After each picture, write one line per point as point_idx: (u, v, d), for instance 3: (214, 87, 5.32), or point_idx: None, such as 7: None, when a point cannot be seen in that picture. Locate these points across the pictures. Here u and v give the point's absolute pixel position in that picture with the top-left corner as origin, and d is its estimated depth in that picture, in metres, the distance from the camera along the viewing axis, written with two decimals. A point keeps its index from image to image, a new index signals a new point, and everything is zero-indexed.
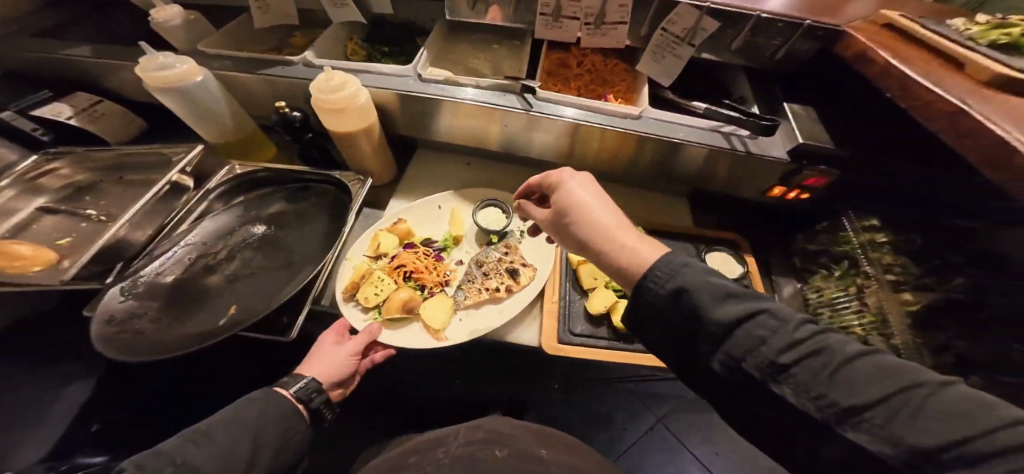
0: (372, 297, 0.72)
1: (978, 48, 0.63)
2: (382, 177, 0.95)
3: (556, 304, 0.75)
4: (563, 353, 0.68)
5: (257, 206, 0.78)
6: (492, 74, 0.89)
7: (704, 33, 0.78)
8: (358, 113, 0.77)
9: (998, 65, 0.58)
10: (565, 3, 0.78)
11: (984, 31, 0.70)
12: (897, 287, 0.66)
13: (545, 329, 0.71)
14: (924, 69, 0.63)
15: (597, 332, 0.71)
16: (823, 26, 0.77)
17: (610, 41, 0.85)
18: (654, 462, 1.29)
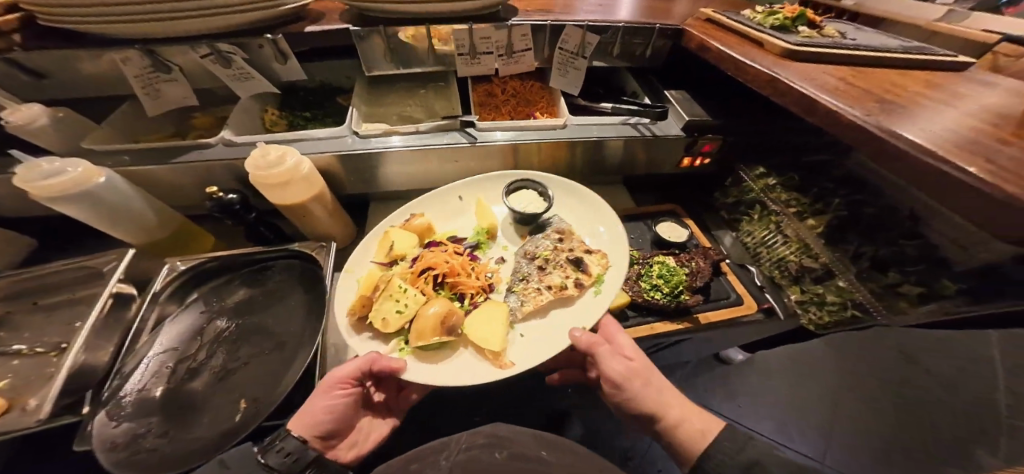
0: (394, 317, 0.66)
1: (767, 31, 0.86)
2: (343, 238, 0.97)
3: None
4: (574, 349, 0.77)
5: (219, 298, 0.80)
6: (427, 117, 0.93)
7: (591, 46, 0.95)
8: (305, 181, 0.75)
9: (782, 41, 0.81)
10: (479, 42, 0.87)
11: (764, 18, 0.95)
12: (802, 216, 0.90)
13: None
14: (742, 50, 0.84)
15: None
16: (669, 27, 0.97)
17: (522, 66, 0.98)
18: None
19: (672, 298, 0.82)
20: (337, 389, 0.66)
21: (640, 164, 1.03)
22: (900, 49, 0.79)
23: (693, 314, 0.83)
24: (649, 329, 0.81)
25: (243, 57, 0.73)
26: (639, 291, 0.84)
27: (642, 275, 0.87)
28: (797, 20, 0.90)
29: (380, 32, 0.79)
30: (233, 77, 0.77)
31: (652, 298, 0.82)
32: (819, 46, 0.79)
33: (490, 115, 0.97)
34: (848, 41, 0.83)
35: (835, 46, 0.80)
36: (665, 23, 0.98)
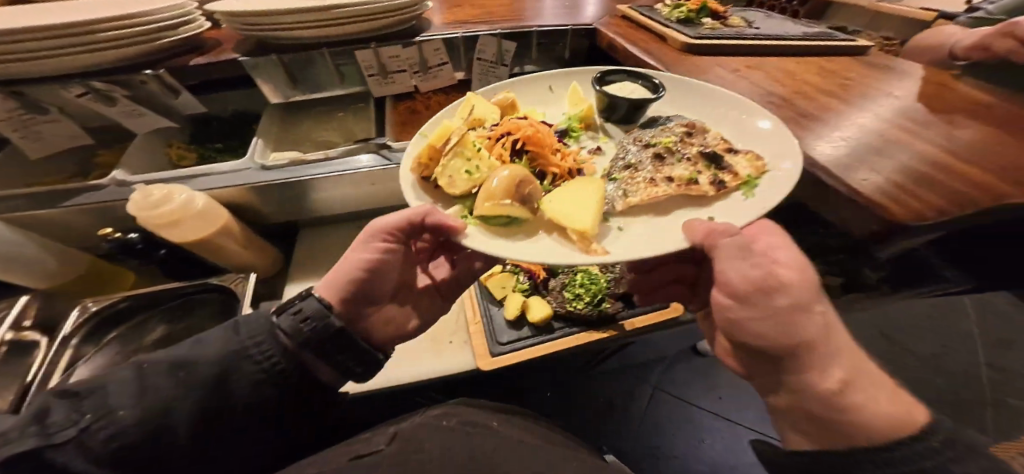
0: (456, 176, 0.46)
1: (672, 26, 0.88)
2: (265, 266, 0.96)
3: (481, 323, 0.89)
4: (499, 363, 0.81)
5: (136, 337, 0.81)
6: (344, 141, 0.91)
7: (509, 53, 0.94)
8: (198, 218, 0.73)
9: (683, 38, 0.82)
10: (388, 61, 0.85)
11: (671, 10, 0.95)
12: None
13: (478, 352, 0.84)
14: (648, 49, 0.85)
15: (520, 332, 0.87)
16: (582, 27, 0.97)
17: (442, 81, 0.97)
18: (670, 423, 1.50)
19: (594, 306, 0.87)
20: (375, 244, 0.55)
21: None
22: (802, 35, 0.83)
23: (618, 321, 0.87)
24: (576, 338, 0.85)
25: (124, 94, 0.69)
26: (561, 301, 0.89)
27: (567, 284, 0.91)
28: (701, 11, 0.91)
29: (275, 61, 0.76)
30: (122, 114, 0.74)
31: (576, 307, 0.87)
32: (716, 37, 0.82)
33: (411, 134, 0.94)
34: (748, 32, 0.85)
35: (735, 38, 0.81)
36: (577, 24, 0.98)
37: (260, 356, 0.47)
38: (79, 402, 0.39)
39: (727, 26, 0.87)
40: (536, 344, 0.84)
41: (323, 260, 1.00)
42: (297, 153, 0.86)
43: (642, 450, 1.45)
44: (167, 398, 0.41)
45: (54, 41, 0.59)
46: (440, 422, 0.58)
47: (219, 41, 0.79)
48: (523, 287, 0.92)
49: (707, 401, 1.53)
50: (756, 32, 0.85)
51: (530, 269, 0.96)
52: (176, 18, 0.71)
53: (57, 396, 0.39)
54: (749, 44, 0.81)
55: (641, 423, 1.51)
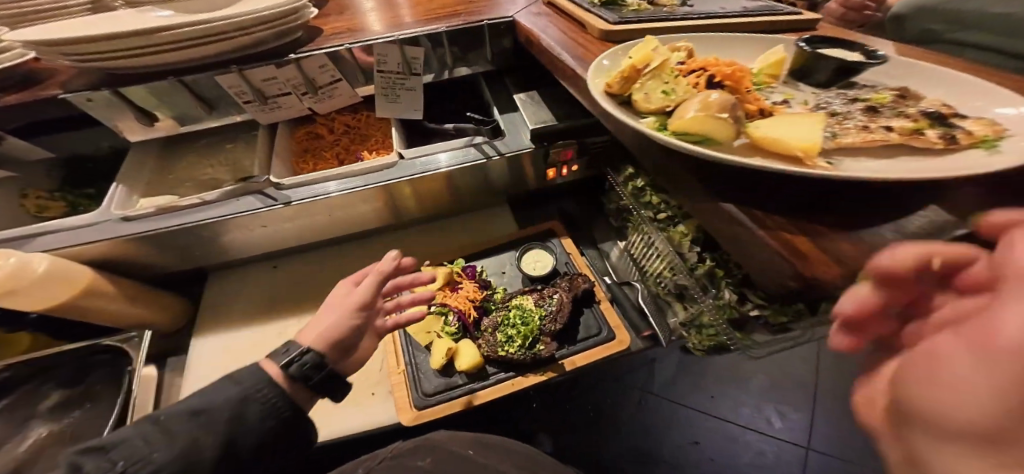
0: (649, 94, 0.40)
1: (595, 10, 0.73)
2: (164, 320, 0.86)
3: (402, 373, 0.77)
4: (420, 420, 0.70)
5: (19, 412, 0.73)
6: (232, 178, 0.79)
7: (417, 60, 0.82)
8: (37, 284, 0.62)
9: (602, 24, 0.68)
10: (262, 85, 0.73)
11: None
12: (670, 224, 0.78)
13: (397, 410, 0.72)
14: (564, 40, 0.71)
15: (444, 382, 0.75)
16: (499, 21, 0.84)
17: (343, 99, 0.84)
18: (659, 430, 1.37)
19: (527, 349, 0.74)
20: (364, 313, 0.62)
21: (506, 180, 0.91)
22: (738, 12, 0.71)
23: (556, 361, 0.76)
24: (509, 386, 0.74)
25: None
26: (489, 344, 0.76)
27: (498, 323, 0.79)
28: None
29: (110, 96, 0.64)
30: None
31: (506, 352, 0.74)
32: (640, 20, 0.69)
33: (309, 166, 0.84)
34: (680, 11, 0.72)
35: (660, 20, 0.69)
36: (495, 16, 0.85)
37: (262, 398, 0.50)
38: (105, 454, 0.42)
39: (657, 8, 0.74)
40: (462, 396, 0.73)
41: (235, 306, 0.90)
42: (170, 197, 0.74)
43: (627, 458, 1.34)
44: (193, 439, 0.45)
45: None
46: (415, 461, 0.63)
47: (52, 72, 0.67)
48: (450, 330, 0.80)
49: (691, 398, 1.41)
50: (687, 11, 0.72)
51: (456, 308, 0.82)
52: None
53: (79, 454, 0.42)
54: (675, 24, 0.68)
55: (627, 433, 1.37)
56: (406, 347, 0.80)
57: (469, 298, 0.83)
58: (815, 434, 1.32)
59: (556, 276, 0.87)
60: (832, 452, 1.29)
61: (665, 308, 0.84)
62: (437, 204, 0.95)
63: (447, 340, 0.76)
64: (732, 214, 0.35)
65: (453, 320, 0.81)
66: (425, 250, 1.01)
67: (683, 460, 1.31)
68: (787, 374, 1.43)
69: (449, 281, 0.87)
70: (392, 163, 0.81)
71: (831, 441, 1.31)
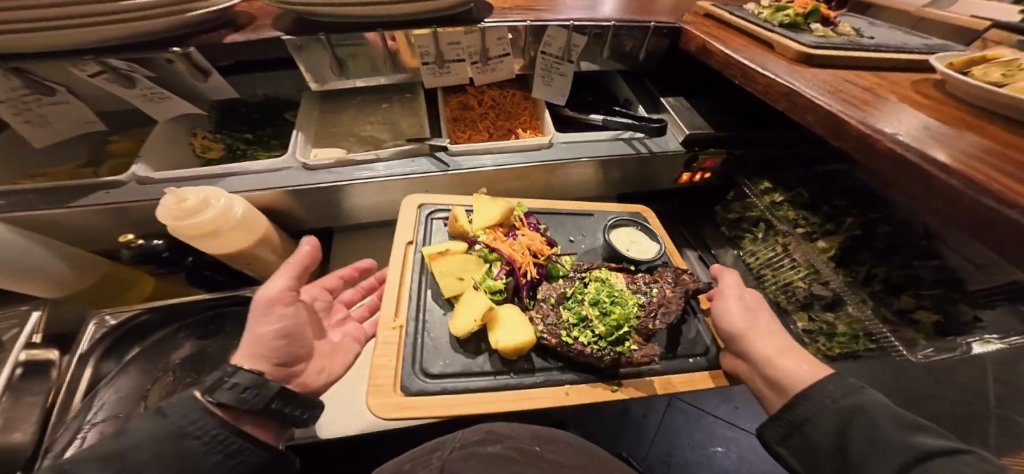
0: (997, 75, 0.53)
1: (778, 30, 0.74)
2: None
3: (399, 328, 0.61)
4: (405, 413, 0.52)
5: (162, 354, 0.68)
6: (392, 138, 0.80)
7: (578, 48, 0.82)
8: (239, 227, 0.61)
9: (796, 42, 0.69)
10: (446, 48, 0.74)
11: (773, 14, 0.81)
12: (811, 238, 0.83)
13: (374, 388, 0.54)
14: (748, 54, 0.72)
15: (461, 362, 0.58)
16: (666, 25, 0.85)
17: (500, 74, 0.85)
18: (685, 436, 1.44)
19: (611, 346, 0.57)
20: (275, 314, 0.57)
21: (644, 177, 0.92)
22: (924, 47, 0.71)
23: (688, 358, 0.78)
24: (561, 392, 0.57)
25: (146, 75, 0.58)
26: (551, 321, 0.60)
27: (568, 293, 0.63)
28: (809, 16, 0.77)
29: (320, 41, 0.65)
30: (139, 97, 0.62)
31: (574, 339, 0.57)
32: (835, 47, 0.68)
33: (463, 135, 0.84)
34: (867, 43, 0.71)
35: (856, 47, 0.69)
36: (661, 20, 0.86)
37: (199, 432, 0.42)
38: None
39: (839, 35, 0.75)
40: (483, 391, 0.55)
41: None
42: (340, 151, 0.75)
43: (656, 458, 1.40)
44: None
45: (71, 7, 0.48)
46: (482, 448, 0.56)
47: (251, 16, 0.69)
48: (492, 285, 0.63)
49: (716, 408, 1.48)
50: (875, 43, 0.71)
51: (508, 257, 0.67)
52: None
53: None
54: (872, 54, 0.68)
55: (655, 436, 1.44)
56: (420, 305, 0.65)
57: (530, 255, 0.69)
58: None
59: (648, 262, 0.73)
60: None
61: (784, 316, 0.85)
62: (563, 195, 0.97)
63: (485, 304, 0.59)
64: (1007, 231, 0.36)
65: (500, 273, 0.65)
66: None
67: (707, 465, 1.38)
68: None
69: (502, 224, 0.73)
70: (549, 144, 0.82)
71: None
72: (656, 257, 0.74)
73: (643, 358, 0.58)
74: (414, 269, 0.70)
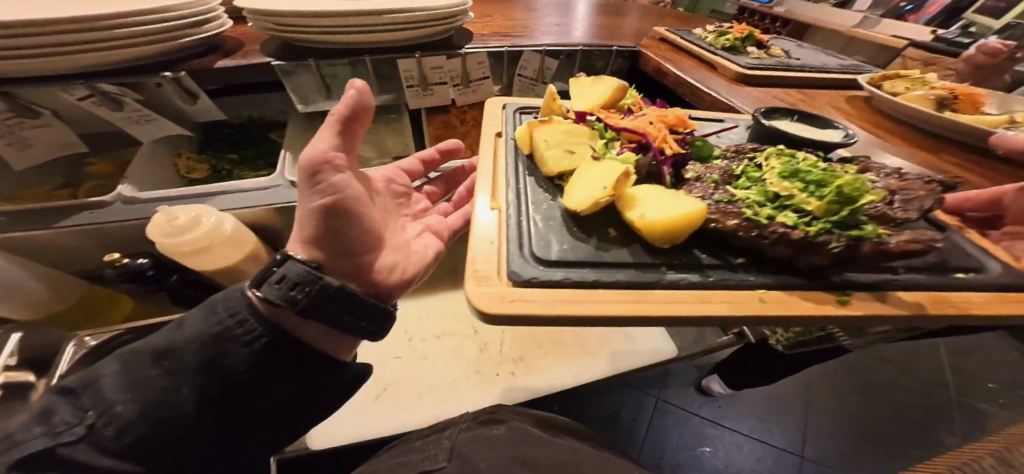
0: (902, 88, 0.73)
1: (720, 53, 0.86)
2: None
3: (498, 210, 0.60)
4: (515, 305, 0.43)
5: None
6: (378, 157, 0.84)
7: (550, 70, 0.91)
8: (230, 243, 0.62)
9: (734, 65, 0.81)
10: (429, 72, 0.79)
11: (717, 37, 0.91)
12: None
13: (474, 277, 0.47)
14: (696, 75, 0.83)
15: (587, 250, 0.51)
16: (627, 49, 0.95)
17: (480, 95, 0.91)
18: (673, 436, 1.49)
19: (841, 231, 0.45)
20: (320, 183, 0.52)
21: None
22: (840, 66, 0.87)
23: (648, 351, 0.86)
24: (754, 299, 0.45)
25: (136, 98, 0.60)
26: (721, 200, 0.52)
27: (738, 173, 0.58)
28: (746, 40, 0.89)
29: (308, 65, 0.69)
30: (127, 119, 0.64)
31: (771, 220, 0.47)
32: (769, 68, 0.80)
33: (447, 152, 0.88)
34: (793, 63, 0.85)
35: (784, 66, 0.82)
36: (622, 44, 0.96)
37: (246, 338, 0.44)
38: (78, 401, 0.40)
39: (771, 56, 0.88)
40: (618, 288, 0.46)
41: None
42: None
43: (648, 459, 1.43)
44: (150, 399, 0.40)
45: (63, 35, 0.49)
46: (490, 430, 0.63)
47: (238, 42, 0.72)
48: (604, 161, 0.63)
49: (701, 408, 1.55)
50: (800, 64, 0.85)
51: (635, 132, 0.67)
52: (198, 16, 0.61)
53: (54, 397, 0.40)
54: (798, 70, 0.82)
55: (645, 439, 1.47)
56: (523, 192, 0.62)
57: (665, 130, 0.67)
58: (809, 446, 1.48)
59: (851, 144, 0.58)
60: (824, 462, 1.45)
61: None
62: None
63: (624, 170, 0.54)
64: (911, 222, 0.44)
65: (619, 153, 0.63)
66: None
67: (696, 463, 1.43)
68: (788, 391, 1.60)
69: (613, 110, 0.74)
70: None
71: (821, 450, 1.47)
72: (853, 143, 0.59)
73: (913, 246, 0.44)
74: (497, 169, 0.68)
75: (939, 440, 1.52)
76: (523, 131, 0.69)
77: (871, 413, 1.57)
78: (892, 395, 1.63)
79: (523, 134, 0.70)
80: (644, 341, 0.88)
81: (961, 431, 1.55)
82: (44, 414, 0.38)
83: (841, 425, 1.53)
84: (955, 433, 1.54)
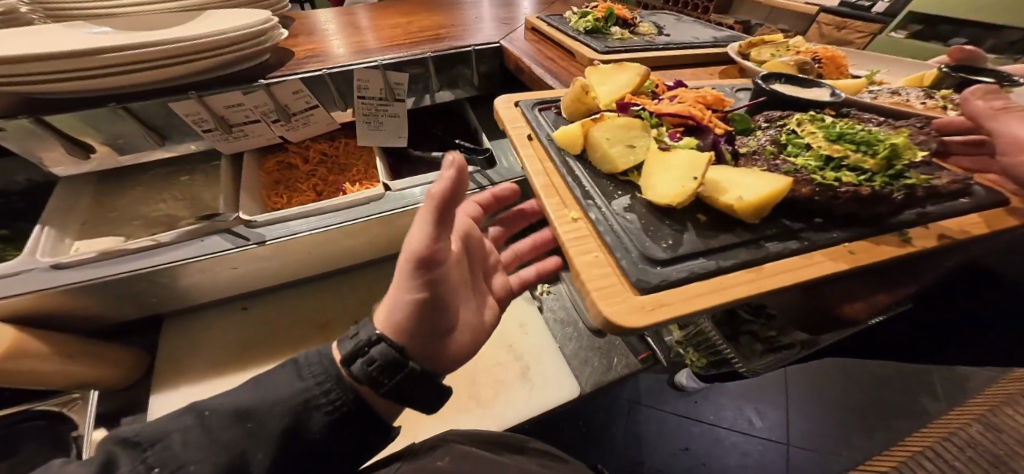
0: (765, 56, 0.65)
1: (579, 38, 0.81)
2: (128, 372, 0.69)
3: (581, 219, 0.35)
4: (665, 313, 0.26)
5: None
6: (191, 214, 0.73)
7: (400, 87, 0.78)
8: None
9: (590, 50, 0.76)
10: (226, 111, 0.70)
11: (581, 19, 0.87)
12: None
13: (596, 286, 0.29)
14: (554, 67, 0.77)
15: (695, 241, 0.31)
16: (485, 47, 0.87)
17: (316, 125, 0.82)
18: (645, 442, 1.38)
19: (895, 181, 0.31)
20: (424, 278, 0.36)
21: None
22: (711, 40, 0.82)
23: (567, 384, 0.76)
24: (840, 253, 0.30)
25: None
26: (790, 168, 0.33)
27: (782, 139, 0.37)
28: (609, 19, 0.84)
29: (36, 124, 0.58)
30: None
31: (838, 180, 0.31)
32: (630, 49, 0.75)
33: (281, 200, 0.78)
34: (660, 40, 0.81)
35: (648, 46, 0.77)
36: (480, 43, 0.88)
37: (328, 406, 0.36)
38: (144, 453, 0.30)
39: (637, 37, 0.83)
40: (744, 269, 0.29)
41: (197, 357, 0.74)
42: (115, 240, 0.67)
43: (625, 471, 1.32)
44: (240, 453, 0.32)
45: None
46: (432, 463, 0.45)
47: None
48: (672, 144, 0.37)
49: (673, 404, 1.45)
50: (666, 41, 0.81)
51: (679, 114, 0.39)
52: None
53: (115, 443, 0.30)
54: (661, 49, 0.76)
55: (620, 451, 1.36)
56: (584, 182, 0.38)
57: (710, 108, 0.41)
58: (793, 432, 1.38)
59: (840, 101, 0.43)
60: (809, 445, 1.35)
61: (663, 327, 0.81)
62: None
63: (709, 153, 0.32)
64: (818, 208, 0.32)
65: (676, 136, 0.38)
66: None
67: (676, 468, 1.32)
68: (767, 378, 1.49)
69: (639, 94, 0.45)
70: (380, 195, 0.76)
71: (809, 436, 1.37)
72: (842, 98, 0.44)
73: (949, 186, 0.36)
74: (552, 155, 0.42)
75: (923, 408, 1.42)
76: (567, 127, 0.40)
77: (852, 390, 1.47)
78: (871, 367, 1.52)
79: (565, 128, 0.41)
80: (540, 386, 0.76)
81: (946, 396, 1.46)
82: (96, 464, 0.29)
83: (822, 406, 1.43)
84: (941, 400, 1.44)
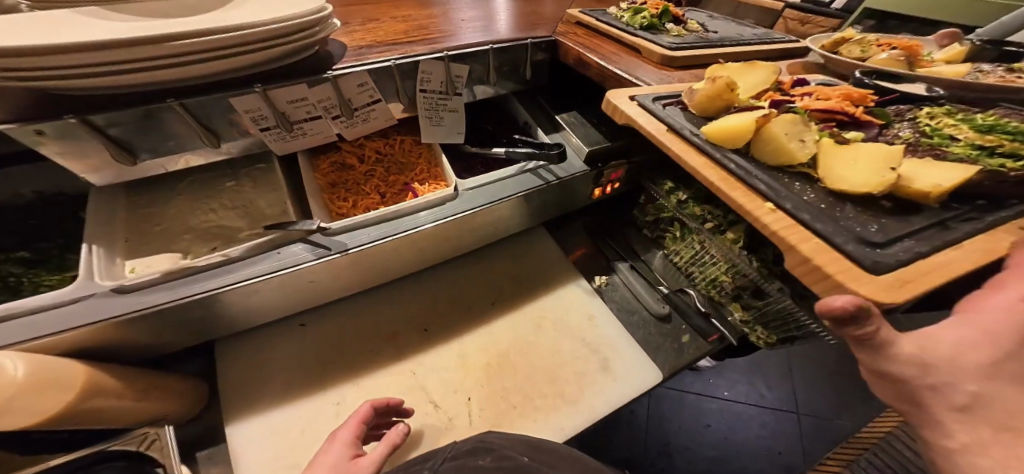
0: (855, 52, 0.71)
1: (638, 34, 0.83)
2: (191, 403, 0.62)
3: (777, 210, 0.37)
4: (914, 290, 0.29)
5: None
6: (251, 224, 0.67)
7: (461, 79, 0.76)
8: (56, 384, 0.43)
9: (655, 45, 0.78)
10: (287, 107, 0.64)
11: (633, 16, 0.89)
12: (719, 231, 0.67)
13: (837, 271, 0.31)
14: (622, 62, 0.78)
15: (899, 224, 0.35)
16: (541, 40, 0.86)
17: (375, 123, 0.77)
18: (671, 422, 1.46)
19: None
20: None
21: (561, 204, 0.89)
22: (755, 37, 0.87)
23: (646, 371, 0.79)
24: None
25: None
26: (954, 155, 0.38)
27: (926, 131, 0.43)
28: (663, 16, 0.87)
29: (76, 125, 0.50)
30: None
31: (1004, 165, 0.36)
32: (694, 45, 0.78)
33: (345, 204, 0.73)
34: (713, 37, 0.84)
35: (707, 43, 0.80)
36: (535, 37, 0.86)
37: None
38: None
39: (690, 33, 0.86)
40: (950, 248, 0.33)
41: (267, 380, 0.69)
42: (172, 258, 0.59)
43: (656, 449, 1.39)
44: None
45: None
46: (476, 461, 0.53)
47: None
48: (837, 136, 0.41)
49: (692, 384, 1.54)
50: (718, 38, 0.85)
51: (826, 110, 0.43)
52: None
53: None
54: (720, 46, 0.79)
55: (650, 432, 1.43)
56: (760, 176, 0.40)
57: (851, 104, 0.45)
58: (800, 400, 1.53)
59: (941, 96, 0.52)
60: (814, 410, 1.50)
61: (720, 307, 0.83)
62: (493, 235, 0.86)
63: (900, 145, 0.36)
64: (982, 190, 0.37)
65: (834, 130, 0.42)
66: (471, 287, 0.91)
67: (702, 442, 1.41)
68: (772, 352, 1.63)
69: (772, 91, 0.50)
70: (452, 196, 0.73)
71: (812, 401, 1.52)
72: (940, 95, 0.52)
73: None
74: (710, 150, 0.44)
75: None
76: (730, 123, 0.42)
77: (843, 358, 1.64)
78: None
79: (727, 123, 0.42)
80: (622, 374, 0.78)
81: None
82: None
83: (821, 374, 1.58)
84: None
